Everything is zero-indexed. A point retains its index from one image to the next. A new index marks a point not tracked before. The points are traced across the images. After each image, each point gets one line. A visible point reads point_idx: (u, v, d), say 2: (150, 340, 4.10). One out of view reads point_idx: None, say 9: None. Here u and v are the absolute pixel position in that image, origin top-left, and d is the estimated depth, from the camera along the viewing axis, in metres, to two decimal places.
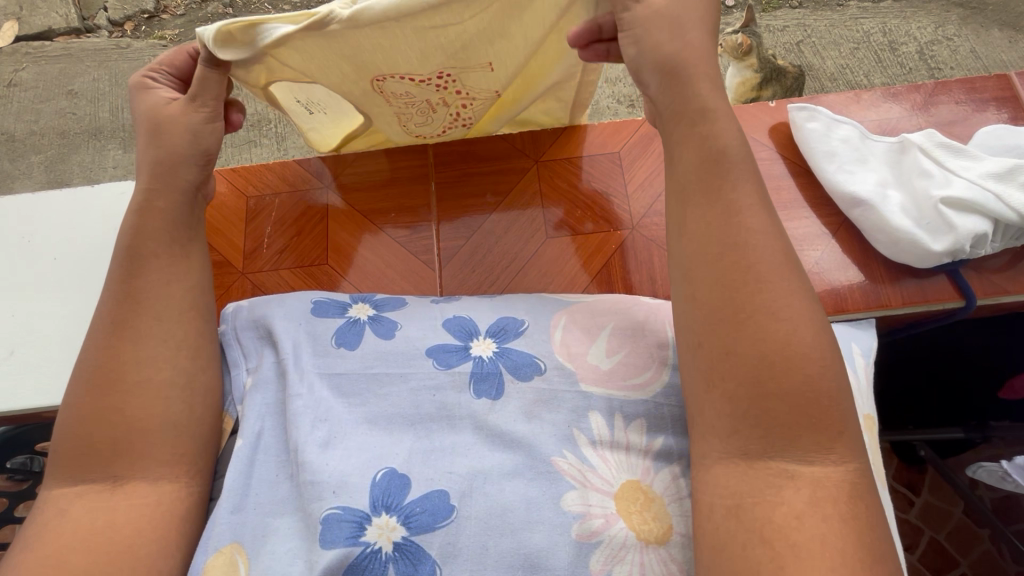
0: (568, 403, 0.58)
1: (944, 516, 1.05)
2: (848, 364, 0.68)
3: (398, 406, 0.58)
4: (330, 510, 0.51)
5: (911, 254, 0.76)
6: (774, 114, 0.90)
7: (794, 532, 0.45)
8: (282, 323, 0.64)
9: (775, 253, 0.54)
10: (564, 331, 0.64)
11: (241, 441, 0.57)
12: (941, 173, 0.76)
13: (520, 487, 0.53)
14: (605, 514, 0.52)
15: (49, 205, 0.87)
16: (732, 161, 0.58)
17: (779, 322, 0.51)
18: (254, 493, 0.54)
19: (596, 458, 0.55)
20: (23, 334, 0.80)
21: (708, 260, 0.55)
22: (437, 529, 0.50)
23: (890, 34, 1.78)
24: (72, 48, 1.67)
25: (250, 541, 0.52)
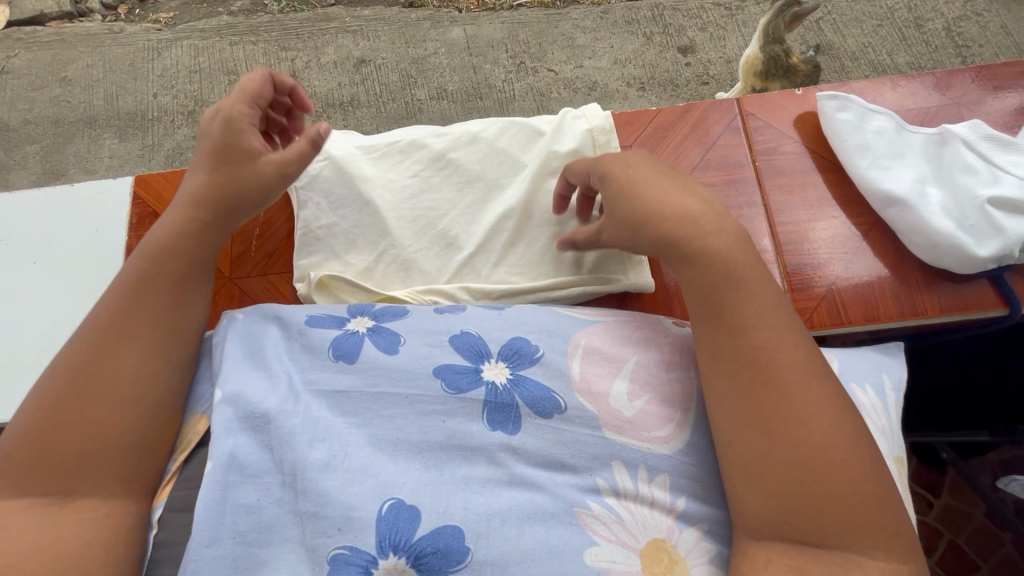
0: (592, 447, 0.54)
1: (964, 518, 1.02)
2: (880, 400, 0.64)
3: (404, 432, 0.54)
4: (337, 549, 0.48)
5: (954, 260, 0.70)
6: (800, 103, 0.85)
7: None
8: (263, 356, 0.60)
9: (805, 383, 0.52)
10: (583, 362, 0.59)
11: (213, 458, 0.52)
12: (987, 169, 0.72)
13: (540, 532, 0.50)
14: (631, 572, 0.49)
15: (36, 203, 0.84)
16: (743, 286, 0.56)
17: (865, 546, 0.47)
18: (230, 519, 0.50)
19: (621, 508, 0.52)
20: (14, 337, 0.77)
21: (735, 393, 0.53)
22: (449, 574, 0.48)
23: (915, 10, 1.70)
24: (64, 33, 1.62)
25: (235, 573, 0.48)
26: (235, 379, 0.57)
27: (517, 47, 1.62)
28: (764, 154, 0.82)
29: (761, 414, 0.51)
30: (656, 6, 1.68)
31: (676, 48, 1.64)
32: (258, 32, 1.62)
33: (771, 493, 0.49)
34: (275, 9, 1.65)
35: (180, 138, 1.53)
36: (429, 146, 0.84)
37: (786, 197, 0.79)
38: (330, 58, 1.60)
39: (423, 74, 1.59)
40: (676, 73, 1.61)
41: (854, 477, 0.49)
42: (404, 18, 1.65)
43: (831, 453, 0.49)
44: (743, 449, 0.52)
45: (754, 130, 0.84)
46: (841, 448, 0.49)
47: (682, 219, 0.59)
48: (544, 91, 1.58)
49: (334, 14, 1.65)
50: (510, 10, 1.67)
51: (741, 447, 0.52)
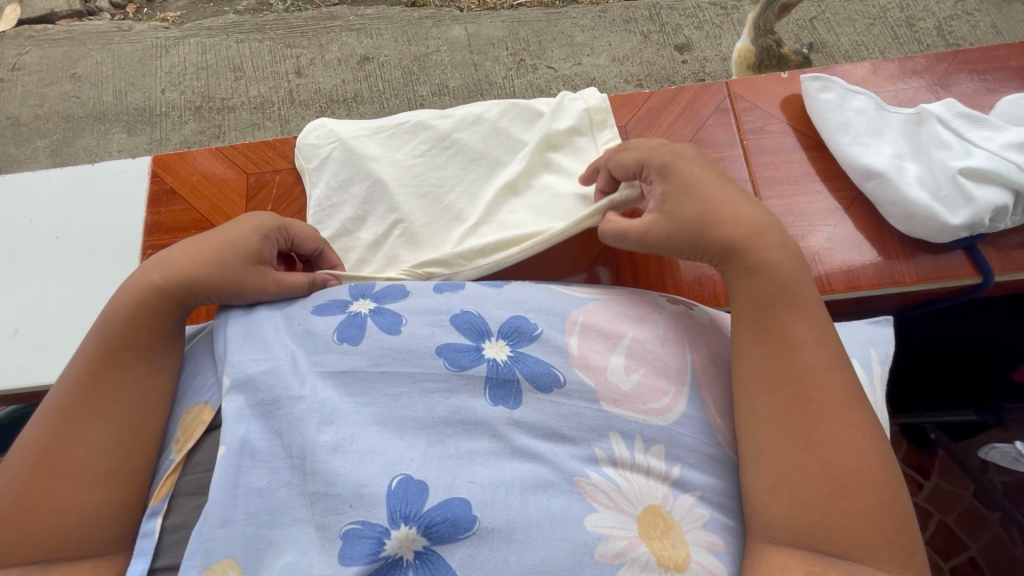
0: (589, 420, 0.57)
1: (953, 499, 1.04)
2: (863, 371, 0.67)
3: (409, 409, 0.56)
4: (349, 525, 0.50)
5: (926, 229, 0.73)
6: (785, 86, 0.88)
7: None
8: (264, 338, 0.61)
9: (837, 380, 0.54)
10: (581, 338, 0.61)
11: (226, 446, 0.54)
12: (960, 144, 0.74)
13: (542, 501, 0.52)
14: (628, 536, 0.52)
15: (51, 187, 0.87)
16: (789, 281, 0.58)
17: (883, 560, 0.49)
18: (244, 501, 0.52)
19: (618, 477, 0.55)
20: (30, 315, 0.80)
21: (769, 383, 0.55)
22: (457, 541, 0.50)
23: (907, 10, 1.73)
24: (74, 30, 1.66)
25: (247, 554, 0.50)
26: (241, 358, 0.59)
27: (517, 45, 1.66)
28: (751, 132, 0.85)
29: (799, 428, 0.53)
30: (653, 6, 1.71)
31: (673, 46, 1.67)
32: (263, 30, 1.66)
33: (797, 504, 0.51)
34: (280, 8, 1.69)
35: (187, 133, 1.56)
36: (434, 127, 0.87)
37: (772, 175, 0.82)
38: (334, 56, 1.64)
39: (425, 71, 1.63)
40: (673, 70, 1.65)
41: (883, 501, 0.50)
42: (407, 17, 1.68)
43: (858, 450, 0.52)
44: (776, 459, 0.53)
45: (742, 110, 0.87)
46: (872, 470, 0.51)
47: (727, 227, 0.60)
48: (544, 88, 1.62)
49: (338, 13, 1.69)
50: (511, 9, 1.70)
51: (774, 456, 0.53)
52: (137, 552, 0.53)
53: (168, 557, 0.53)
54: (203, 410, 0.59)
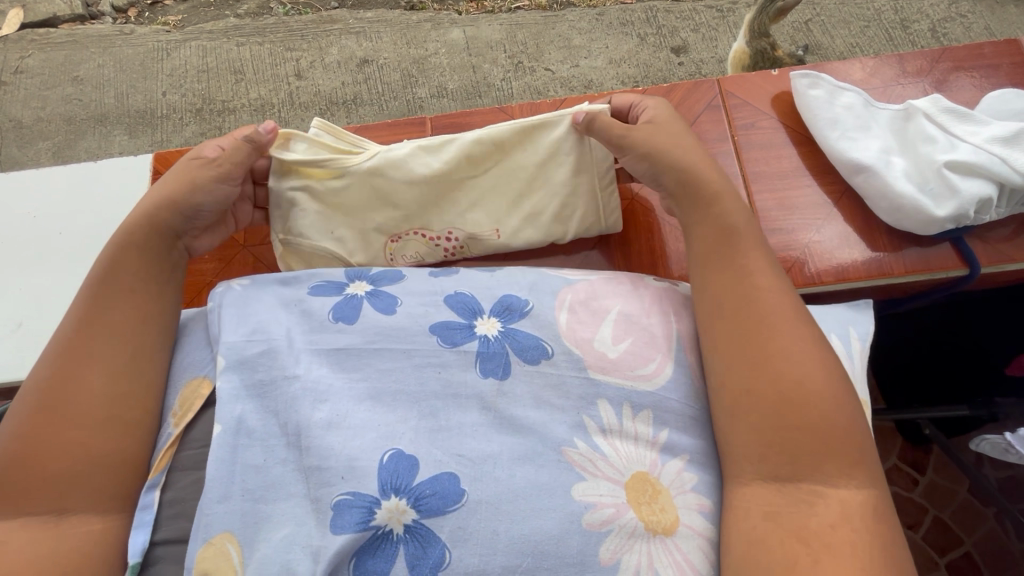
0: (577, 388, 0.58)
1: (949, 495, 1.04)
2: (841, 349, 0.67)
3: (402, 383, 0.57)
4: (340, 497, 0.50)
5: (914, 222, 0.74)
6: (776, 84, 0.89)
7: (827, 534, 0.49)
8: (260, 316, 0.62)
9: (783, 312, 0.60)
10: (569, 313, 0.63)
11: (224, 425, 0.54)
12: (945, 138, 0.76)
13: (530, 473, 0.53)
14: (616, 503, 0.52)
15: (54, 184, 0.89)
16: (738, 229, 0.66)
17: (836, 482, 0.52)
18: (240, 478, 0.52)
19: (607, 446, 0.56)
20: (32, 308, 0.81)
21: (721, 317, 0.62)
22: (447, 513, 0.50)
23: (901, 12, 1.75)
24: (76, 34, 1.68)
25: (243, 529, 0.50)
26: (235, 337, 0.60)
27: (515, 47, 1.68)
28: (743, 128, 0.86)
29: (756, 365, 0.57)
30: (650, 9, 1.73)
31: (670, 48, 1.69)
32: (264, 33, 1.68)
33: (757, 433, 0.55)
34: (280, 11, 1.70)
35: (188, 134, 1.58)
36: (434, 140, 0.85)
37: (763, 170, 0.83)
38: (334, 58, 1.65)
39: (424, 73, 1.64)
40: (669, 72, 1.66)
41: (837, 428, 0.54)
42: (406, 20, 1.70)
43: (810, 376, 0.56)
44: (733, 387, 0.58)
45: (733, 107, 0.88)
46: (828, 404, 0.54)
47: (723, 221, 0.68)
48: (541, 89, 1.63)
49: (338, 16, 1.71)
50: (509, 12, 1.72)
51: (733, 385, 0.58)
52: (136, 524, 0.53)
53: (168, 530, 0.53)
54: (199, 383, 0.60)
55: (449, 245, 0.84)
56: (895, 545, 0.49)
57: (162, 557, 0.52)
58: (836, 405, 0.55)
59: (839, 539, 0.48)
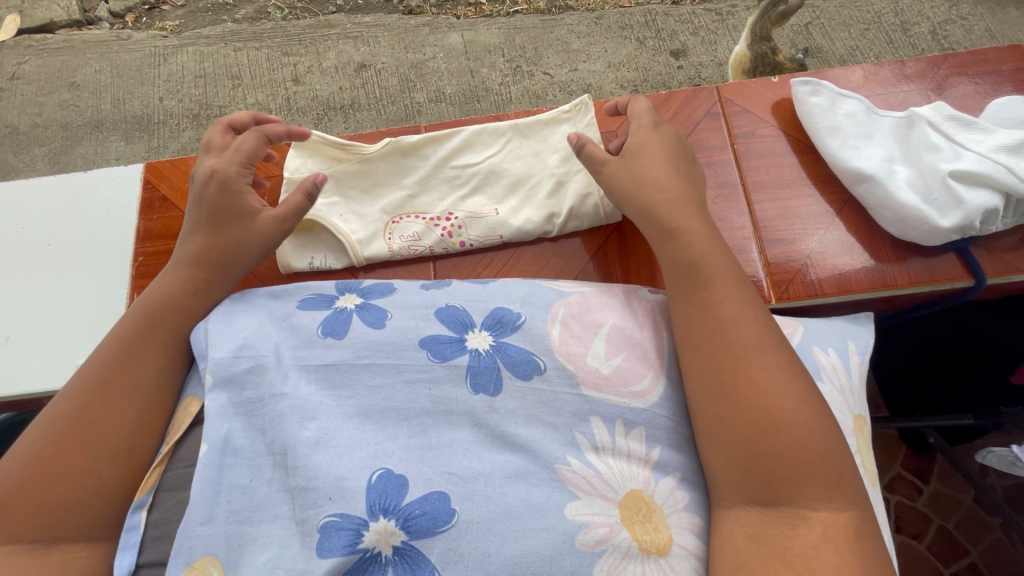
0: (569, 406, 0.56)
1: (953, 504, 1.02)
2: (842, 362, 0.66)
3: (391, 399, 0.56)
4: (327, 518, 0.49)
5: (919, 232, 0.73)
6: (775, 90, 0.88)
7: (813, 560, 0.46)
8: (247, 331, 0.60)
9: (755, 327, 0.57)
10: (561, 328, 0.62)
11: (209, 444, 0.53)
12: (950, 147, 0.74)
13: (522, 492, 0.51)
14: (610, 523, 0.51)
15: (45, 192, 0.88)
16: (706, 255, 0.62)
17: (818, 504, 0.49)
18: (225, 499, 0.51)
19: (600, 463, 0.54)
20: (21, 319, 0.80)
21: (692, 337, 0.59)
22: (437, 534, 0.49)
23: (902, 14, 1.74)
24: (74, 40, 1.67)
25: (227, 551, 0.49)
26: (222, 354, 0.58)
27: (514, 52, 1.67)
28: (743, 137, 0.85)
29: (722, 385, 0.55)
30: (649, 12, 1.72)
31: (669, 51, 1.68)
32: (261, 38, 1.67)
33: (737, 454, 0.52)
34: (278, 15, 1.69)
35: (185, 141, 1.57)
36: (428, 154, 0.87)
37: (762, 179, 0.83)
38: (331, 63, 1.65)
39: (422, 78, 1.63)
40: (668, 76, 1.65)
41: (814, 445, 0.51)
42: (404, 25, 1.69)
43: (777, 389, 0.53)
44: (709, 408, 0.55)
45: (733, 114, 0.87)
46: (803, 419, 0.52)
47: (683, 248, 0.64)
48: (540, 94, 1.63)
49: (336, 20, 1.70)
50: (507, 16, 1.71)
51: (710, 406, 0.55)
52: (121, 546, 0.52)
53: (152, 552, 0.52)
54: (189, 401, 0.60)
55: (448, 224, 0.84)
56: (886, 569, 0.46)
57: None
58: (813, 418, 0.52)
59: (824, 562, 0.46)
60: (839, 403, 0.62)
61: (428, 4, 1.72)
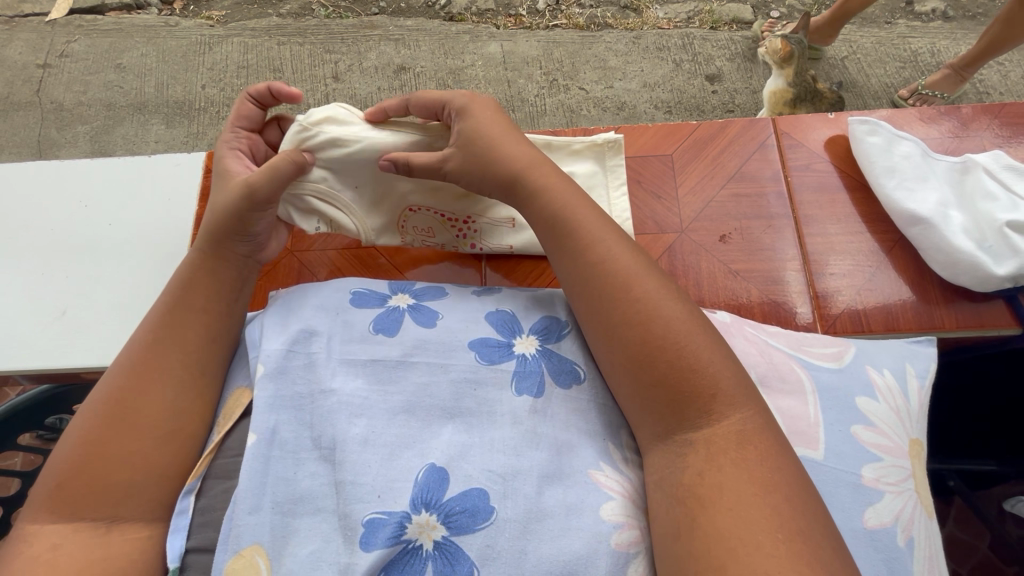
0: (605, 413, 0.58)
1: (968, 550, 1.01)
2: (898, 383, 0.64)
3: (434, 397, 0.56)
4: (372, 514, 0.49)
5: (969, 277, 0.74)
6: (833, 126, 0.90)
7: (704, 490, 0.48)
8: (296, 323, 0.62)
9: (692, 331, 0.55)
10: None
11: (257, 434, 0.54)
12: (1007, 196, 0.75)
13: (559, 494, 0.51)
14: (639, 527, 0.51)
15: (105, 173, 0.90)
16: (600, 247, 0.61)
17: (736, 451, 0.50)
18: (271, 489, 0.52)
19: (629, 472, 0.54)
20: (75, 296, 0.82)
21: (628, 346, 0.56)
22: (476, 531, 0.49)
23: (939, 55, 1.75)
24: (123, 23, 1.71)
25: (273, 541, 0.50)
26: (275, 346, 0.60)
27: (551, 65, 1.69)
28: (796, 169, 0.87)
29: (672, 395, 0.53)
30: (687, 36, 1.74)
31: (705, 75, 1.70)
32: (305, 34, 1.70)
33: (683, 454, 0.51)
34: (322, 13, 1.73)
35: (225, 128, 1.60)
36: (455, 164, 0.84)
37: (814, 212, 0.84)
38: (372, 63, 1.67)
39: (460, 84, 1.66)
40: (703, 100, 1.67)
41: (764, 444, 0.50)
42: (445, 31, 1.72)
43: (713, 393, 0.52)
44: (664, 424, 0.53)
45: (788, 147, 0.88)
46: (695, 358, 0.54)
47: (573, 253, 0.62)
48: (575, 108, 1.64)
49: (378, 22, 1.73)
50: (547, 29, 1.74)
51: (664, 420, 0.53)
52: (171, 529, 0.53)
53: (200, 537, 0.53)
54: (239, 393, 0.61)
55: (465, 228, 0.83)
56: (792, 487, 0.48)
57: (195, 564, 0.52)
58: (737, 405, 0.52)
59: (715, 490, 0.48)
60: (893, 425, 0.61)
61: (470, 12, 1.75)
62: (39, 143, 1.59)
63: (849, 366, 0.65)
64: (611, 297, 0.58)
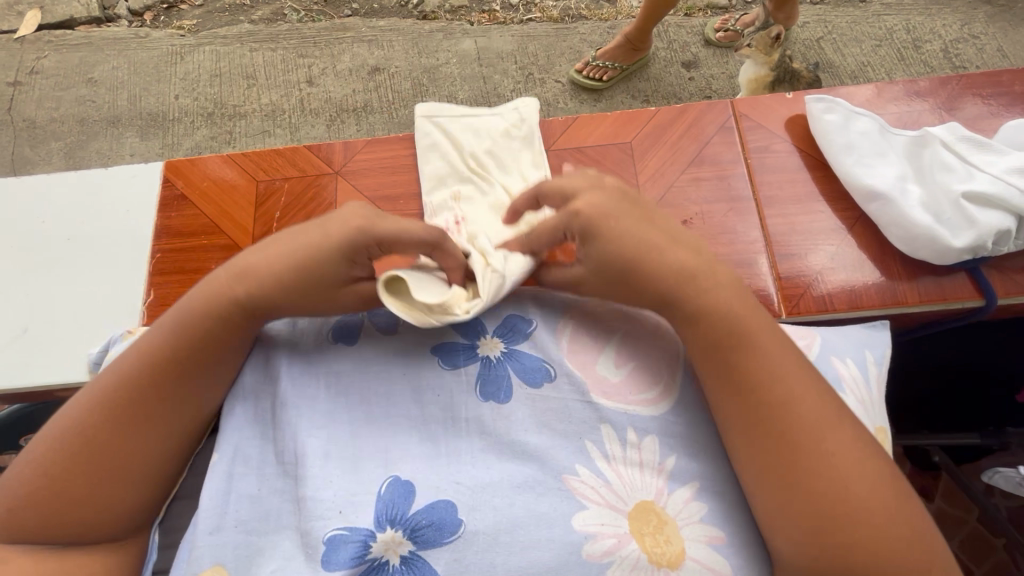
0: (578, 414, 0.56)
1: (957, 523, 1.02)
2: (863, 375, 0.64)
3: (401, 408, 0.56)
4: (335, 531, 0.49)
5: (930, 251, 0.74)
6: (790, 106, 0.89)
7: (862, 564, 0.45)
8: (264, 354, 0.60)
9: (818, 407, 0.50)
10: (572, 337, 0.61)
11: (219, 450, 0.54)
12: (963, 167, 0.74)
13: (529, 502, 0.51)
14: (617, 534, 0.50)
15: (66, 187, 0.89)
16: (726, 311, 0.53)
17: (875, 523, 0.46)
18: (236, 506, 0.52)
19: (610, 473, 0.53)
20: (37, 313, 0.81)
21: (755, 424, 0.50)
22: (443, 545, 0.49)
23: (914, 31, 1.74)
24: (93, 37, 1.70)
25: (240, 559, 0.50)
26: (253, 380, 0.58)
27: (526, 59, 1.68)
28: (755, 151, 0.86)
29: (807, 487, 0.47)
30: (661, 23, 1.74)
31: (681, 63, 1.69)
32: (277, 40, 1.69)
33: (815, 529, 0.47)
34: (294, 18, 1.71)
35: (199, 138, 1.59)
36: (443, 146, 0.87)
37: (775, 194, 0.83)
38: (346, 66, 1.66)
39: (435, 83, 1.65)
40: (679, 87, 1.67)
41: (899, 521, 0.47)
42: (418, 30, 1.71)
43: (870, 497, 0.47)
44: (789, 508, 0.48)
45: (746, 129, 0.88)
46: (815, 413, 0.49)
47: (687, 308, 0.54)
48: (551, 101, 1.64)
49: (351, 24, 1.72)
50: (520, 24, 1.72)
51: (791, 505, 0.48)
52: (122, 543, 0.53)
53: None
54: None
55: None
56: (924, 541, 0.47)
57: None
58: (882, 505, 0.47)
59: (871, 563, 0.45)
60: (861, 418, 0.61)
61: (443, 10, 1.74)
62: (13, 161, 1.57)
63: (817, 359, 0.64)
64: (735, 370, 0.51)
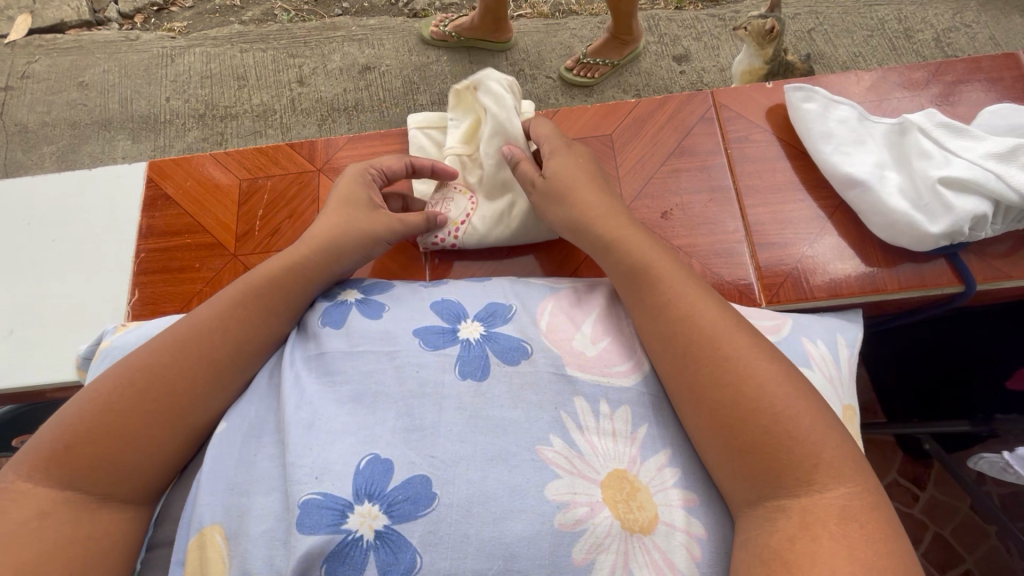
0: (553, 387, 0.56)
1: (950, 511, 1.02)
2: (831, 354, 0.64)
3: (380, 383, 0.56)
4: (311, 497, 0.48)
5: (909, 237, 0.74)
6: (770, 96, 0.89)
7: (792, 552, 0.44)
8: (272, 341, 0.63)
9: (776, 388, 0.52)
10: (550, 318, 0.64)
11: (228, 421, 0.57)
12: (940, 153, 0.74)
13: (502, 475, 0.50)
14: (591, 502, 0.50)
15: (51, 189, 0.90)
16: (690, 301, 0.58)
17: (823, 505, 0.46)
18: (231, 471, 0.52)
19: (584, 445, 0.53)
20: (24, 315, 0.82)
21: (706, 399, 0.53)
22: (418, 518, 0.48)
23: (905, 21, 1.74)
24: (83, 40, 1.70)
25: (229, 520, 0.50)
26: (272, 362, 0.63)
27: (516, 55, 1.68)
28: (736, 141, 0.86)
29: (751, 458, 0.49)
30: (651, 17, 1.74)
31: (672, 57, 1.69)
32: (267, 40, 1.69)
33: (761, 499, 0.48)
34: (284, 18, 1.71)
35: (191, 140, 1.59)
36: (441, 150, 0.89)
37: (756, 184, 0.83)
38: (336, 65, 1.66)
39: (425, 81, 1.65)
40: (670, 81, 1.66)
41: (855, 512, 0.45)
42: (408, 28, 1.71)
43: (816, 473, 0.47)
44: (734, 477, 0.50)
45: (727, 120, 0.88)
46: (773, 392, 0.51)
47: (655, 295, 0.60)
48: (542, 97, 1.64)
49: (341, 23, 1.72)
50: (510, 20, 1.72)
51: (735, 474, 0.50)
52: None
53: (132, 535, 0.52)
54: None
55: None
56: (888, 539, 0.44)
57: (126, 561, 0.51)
58: (837, 486, 0.47)
59: (806, 554, 0.43)
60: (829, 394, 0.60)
61: (433, 8, 1.74)
62: (6, 166, 1.57)
63: (786, 337, 0.64)
64: (691, 347, 0.55)
